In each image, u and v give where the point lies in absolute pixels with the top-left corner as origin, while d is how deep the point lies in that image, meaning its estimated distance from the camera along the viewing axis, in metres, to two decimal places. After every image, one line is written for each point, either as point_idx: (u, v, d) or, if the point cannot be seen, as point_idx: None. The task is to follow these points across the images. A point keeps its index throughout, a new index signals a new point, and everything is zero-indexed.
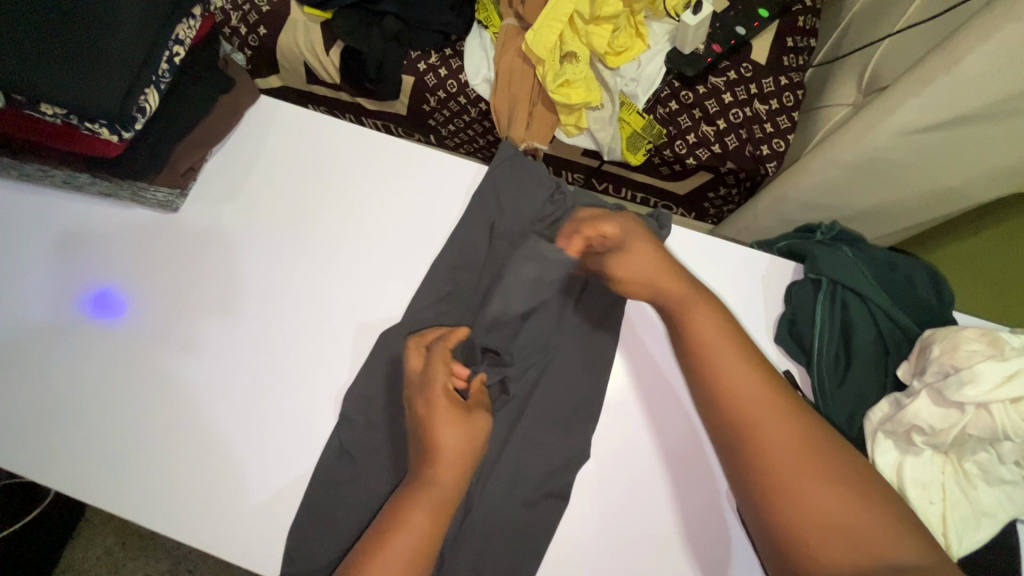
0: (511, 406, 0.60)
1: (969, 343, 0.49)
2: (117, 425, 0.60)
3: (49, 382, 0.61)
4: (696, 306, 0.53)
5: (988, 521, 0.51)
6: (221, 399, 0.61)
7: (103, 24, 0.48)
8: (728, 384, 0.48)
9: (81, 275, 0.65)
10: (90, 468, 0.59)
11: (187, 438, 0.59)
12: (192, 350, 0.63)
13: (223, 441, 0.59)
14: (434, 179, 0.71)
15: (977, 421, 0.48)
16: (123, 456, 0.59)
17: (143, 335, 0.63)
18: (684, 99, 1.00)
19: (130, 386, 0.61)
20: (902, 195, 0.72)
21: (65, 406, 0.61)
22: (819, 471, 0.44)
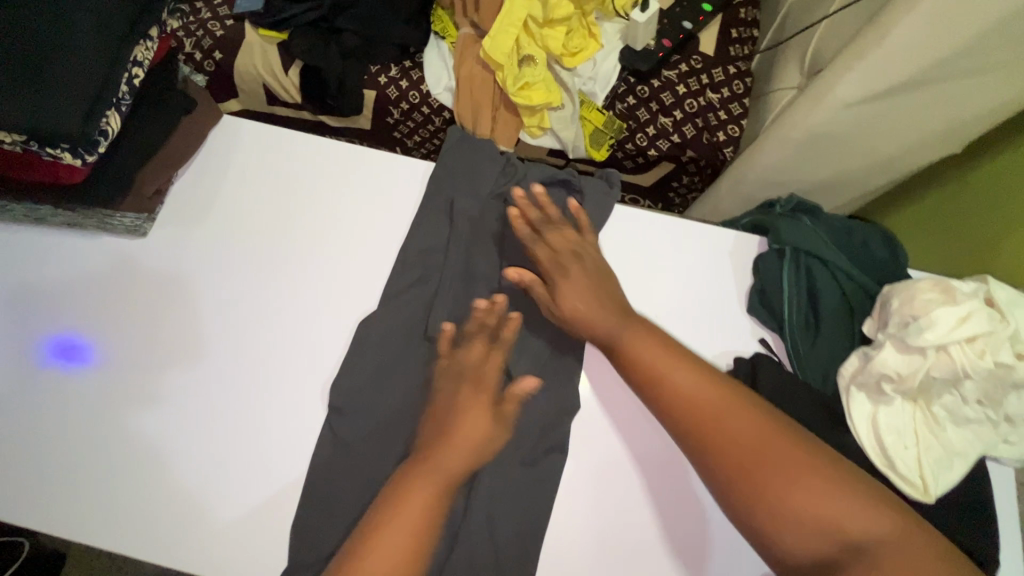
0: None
1: (925, 293, 0.52)
2: (97, 452, 0.58)
3: (10, 431, 0.59)
4: (639, 328, 0.56)
5: (959, 459, 0.54)
6: (200, 419, 0.60)
7: (57, 49, 0.48)
8: (729, 433, 0.49)
9: (51, 305, 0.63)
10: (72, 497, 0.57)
11: (168, 463, 0.58)
12: (165, 375, 0.61)
13: (206, 462, 0.58)
14: (405, 186, 0.71)
15: (939, 364, 0.50)
16: (100, 491, 0.57)
17: (105, 371, 0.61)
18: (640, 92, 1.03)
19: (101, 419, 0.60)
20: (849, 165, 0.76)
21: (34, 449, 0.59)
22: (779, 456, 0.47)
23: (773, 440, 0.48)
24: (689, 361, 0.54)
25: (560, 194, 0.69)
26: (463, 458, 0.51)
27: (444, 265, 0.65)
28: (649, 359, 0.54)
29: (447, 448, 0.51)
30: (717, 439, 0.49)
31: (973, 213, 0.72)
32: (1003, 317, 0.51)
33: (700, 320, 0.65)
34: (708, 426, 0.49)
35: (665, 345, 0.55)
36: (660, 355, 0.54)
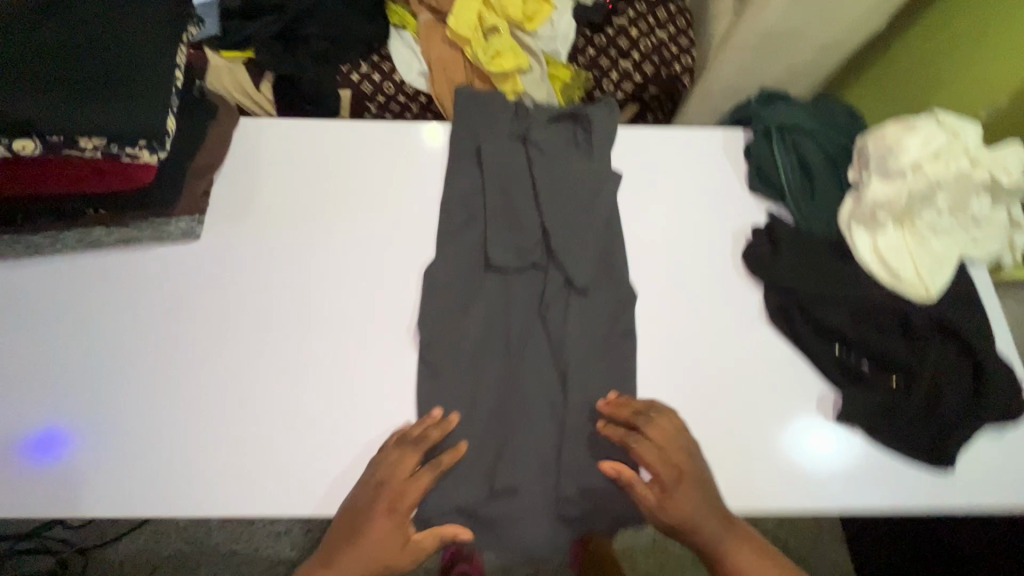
0: (560, 305, 0.67)
1: (892, 131, 0.64)
2: (208, 433, 0.63)
3: (115, 445, 0.62)
4: (644, 447, 0.58)
5: (946, 260, 0.66)
6: (297, 386, 0.65)
7: (126, 58, 0.53)
8: (727, 549, 0.56)
9: (123, 316, 0.66)
10: (194, 477, 0.61)
11: (278, 430, 0.63)
12: (248, 359, 0.66)
13: (314, 420, 0.64)
14: (424, 149, 0.77)
15: (918, 182, 0.62)
16: (220, 472, 0.61)
17: (183, 376, 0.65)
18: (597, 43, 1.14)
19: (198, 413, 0.63)
20: (797, 61, 0.88)
21: (137, 460, 0.61)
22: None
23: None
24: (712, 494, 0.58)
25: (569, 128, 0.76)
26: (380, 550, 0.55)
27: (484, 217, 0.71)
28: (689, 507, 0.56)
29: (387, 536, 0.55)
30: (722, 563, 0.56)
31: (903, 77, 0.86)
32: (954, 133, 0.62)
33: (714, 207, 0.74)
34: (707, 551, 0.56)
35: (670, 455, 0.58)
36: (700, 512, 0.57)
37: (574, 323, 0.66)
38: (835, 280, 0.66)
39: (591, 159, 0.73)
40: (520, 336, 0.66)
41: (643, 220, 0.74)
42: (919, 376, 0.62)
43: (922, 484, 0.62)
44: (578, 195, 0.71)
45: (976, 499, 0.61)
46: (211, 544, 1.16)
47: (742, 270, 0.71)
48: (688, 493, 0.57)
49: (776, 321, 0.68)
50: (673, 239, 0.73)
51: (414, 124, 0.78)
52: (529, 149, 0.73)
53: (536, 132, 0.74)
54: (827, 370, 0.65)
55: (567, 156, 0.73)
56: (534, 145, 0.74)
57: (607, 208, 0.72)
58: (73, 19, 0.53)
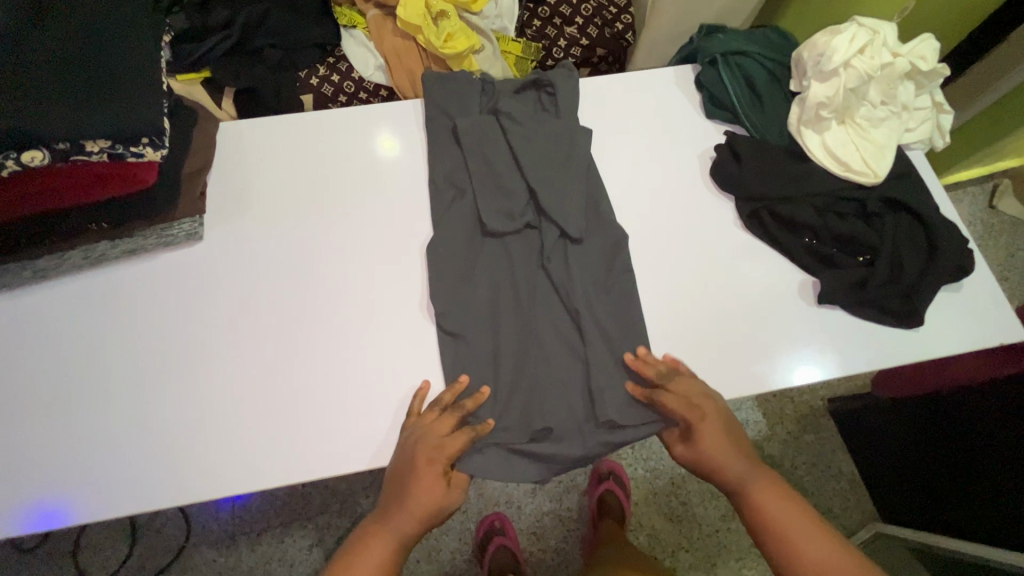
0: (559, 256, 0.72)
1: (821, 37, 0.71)
2: (248, 418, 0.66)
3: (160, 443, 0.64)
4: (670, 392, 0.64)
5: (887, 147, 0.73)
6: (317, 360, 0.68)
7: (114, 62, 0.55)
8: (733, 473, 0.64)
9: (142, 324, 0.68)
10: (243, 459, 0.64)
11: (310, 404, 0.66)
12: (263, 345, 0.69)
13: (339, 390, 0.67)
14: (402, 126, 0.81)
15: (851, 77, 0.69)
16: (264, 451, 0.64)
17: (201, 371, 0.67)
18: (543, 14, 1.20)
19: (234, 401, 0.66)
20: (727, 0, 0.96)
21: (177, 456, 0.63)
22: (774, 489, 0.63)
23: (772, 492, 0.62)
24: (730, 426, 0.66)
25: (534, 95, 0.81)
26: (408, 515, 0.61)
27: (470, 181, 0.76)
28: (708, 440, 0.64)
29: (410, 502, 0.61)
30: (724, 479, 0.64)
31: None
32: (874, 31, 0.70)
33: (677, 137, 0.81)
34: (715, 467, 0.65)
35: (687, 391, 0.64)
36: (717, 445, 0.64)
37: (575, 268, 0.71)
38: (795, 180, 0.74)
39: (561, 118, 0.78)
40: (525, 276, 0.71)
41: (616, 160, 0.80)
42: (882, 249, 0.70)
43: (900, 342, 0.70)
44: (554, 145, 0.76)
45: (947, 349, 0.69)
46: (247, 567, 1.17)
47: (713, 187, 0.78)
48: (711, 433, 0.64)
49: (750, 227, 0.75)
50: (645, 171, 0.79)
51: (386, 105, 0.82)
52: (502, 118, 0.77)
53: (504, 100, 0.78)
54: (802, 261, 0.72)
55: (539, 118, 0.78)
56: (506, 105, 0.78)
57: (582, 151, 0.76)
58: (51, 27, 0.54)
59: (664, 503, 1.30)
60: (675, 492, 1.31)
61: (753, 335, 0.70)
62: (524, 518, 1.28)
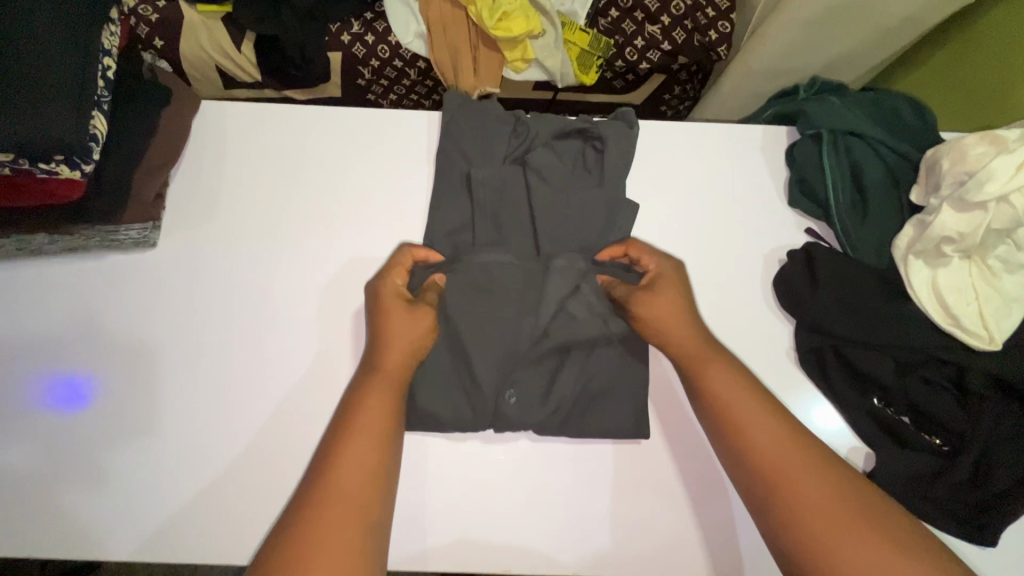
0: (555, 364, 0.59)
1: (974, 148, 0.52)
2: (163, 472, 0.56)
3: (62, 481, 0.56)
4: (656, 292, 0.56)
5: (1018, 304, 0.55)
6: (271, 408, 0.58)
7: (25, 54, 0.43)
8: (708, 376, 0.52)
9: (72, 334, 0.60)
10: (148, 519, 0.55)
11: (234, 472, 0.57)
12: (245, 351, 0.60)
13: (270, 462, 0.57)
14: (410, 143, 0.67)
15: (1000, 215, 0.51)
16: (174, 515, 0.56)
17: (192, 347, 0.60)
18: (623, 4, 0.98)
19: (151, 448, 0.57)
20: (859, 38, 0.76)
21: (79, 499, 0.56)
22: (760, 412, 0.49)
23: (758, 418, 0.49)
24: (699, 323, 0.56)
25: (576, 146, 0.66)
26: (379, 409, 0.49)
27: (474, 237, 0.62)
28: (675, 333, 0.55)
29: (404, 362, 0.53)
30: (703, 393, 0.52)
31: (992, 52, 0.73)
32: None
33: (744, 220, 0.64)
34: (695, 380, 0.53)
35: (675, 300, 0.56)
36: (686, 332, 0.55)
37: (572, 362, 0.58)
38: (883, 320, 0.56)
39: (602, 186, 0.63)
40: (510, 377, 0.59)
41: (660, 237, 0.64)
42: (969, 444, 0.53)
43: None
44: (589, 212, 0.62)
45: None
46: None
47: (773, 300, 0.62)
48: (664, 313, 0.55)
49: (806, 365, 0.59)
50: (694, 257, 0.63)
51: (398, 113, 0.68)
52: (527, 172, 0.63)
53: (537, 150, 0.64)
54: (859, 425, 0.57)
55: (574, 183, 0.63)
56: (539, 152, 0.64)
57: (618, 226, 0.62)
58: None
59: None
60: None
61: None
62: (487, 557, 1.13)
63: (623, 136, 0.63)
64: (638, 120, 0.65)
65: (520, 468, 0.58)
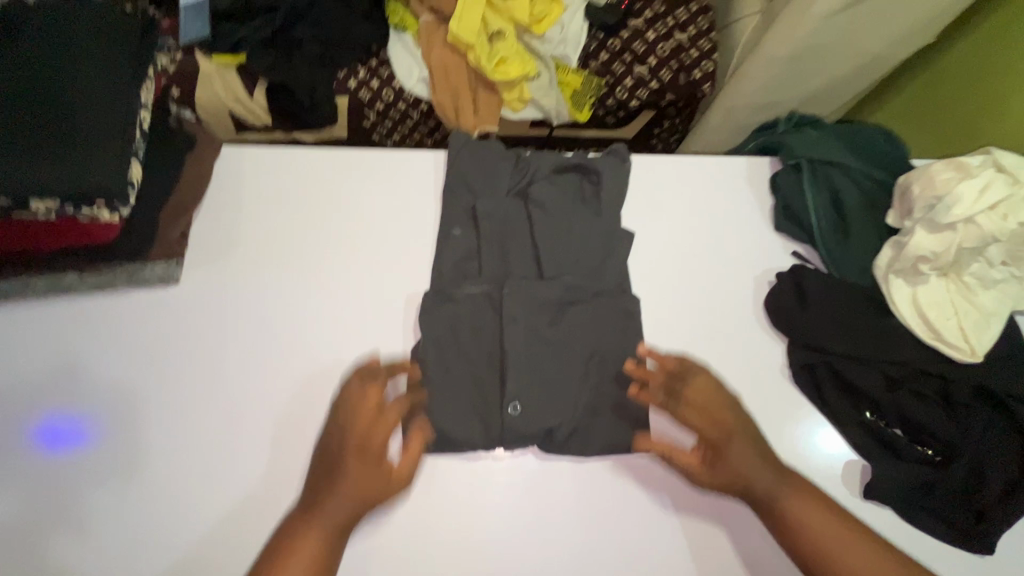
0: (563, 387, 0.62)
1: (942, 174, 0.57)
2: (177, 502, 0.58)
3: (75, 515, 0.58)
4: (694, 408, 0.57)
5: (995, 318, 0.59)
6: (279, 442, 0.61)
7: (76, 112, 0.47)
8: (748, 481, 0.55)
9: (84, 372, 0.62)
10: (162, 548, 0.57)
11: (252, 500, 0.59)
12: (246, 396, 0.62)
13: (287, 487, 0.59)
14: (420, 180, 0.71)
15: (970, 236, 0.55)
16: (191, 542, 0.57)
17: (191, 390, 0.62)
18: (612, 46, 1.05)
19: (167, 478, 0.59)
20: (832, 75, 0.82)
21: (93, 532, 0.57)
22: (809, 499, 0.54)
23: (811, 504, 0.54)
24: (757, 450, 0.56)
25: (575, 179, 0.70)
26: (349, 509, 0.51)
27: (481, 267, 0.66)
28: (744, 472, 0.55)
29: (366, 462, 0.53)
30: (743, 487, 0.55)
31: (956, 85, 0.79)
32: (1015, 179, 0.55)
33: (734, 245, 0.68)
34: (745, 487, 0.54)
35: (721, 412, 0.57)
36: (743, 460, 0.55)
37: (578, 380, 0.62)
38: (871, 336, 0.60)
39: (599, 218, 0.67)
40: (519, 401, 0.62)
41: (656, 264, 0.68)
42: (959, 454, 0.56)
43: (953, 567, 0.57)
44: (589, 241, 0.66)
45: None
46: None
47: (764, 320, 0.65)
48: (741, 455, 0.55)
49: (801, 381, 0.62)
50: (689, 281, 0.67)
51: (406, 154, 0.72)
52: (530, 206, 0.67)
53: (538, 185, 0.68)
54: (853, 436, 0.60)
55: (573, 214, 0.67)
56: (539, 189, 0.68)
57: (616, 253, 0.66)
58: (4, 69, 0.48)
59: None
60: None
61: None
62: None
63: (618, 171, 0.69)
64: (629, 154, 0.70)
65: (531, 487, 0.59)
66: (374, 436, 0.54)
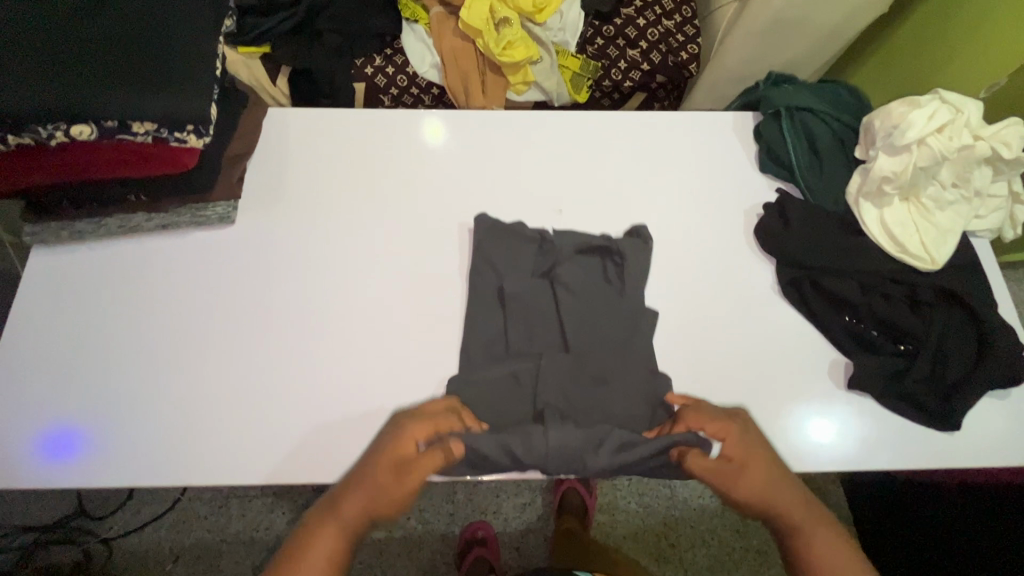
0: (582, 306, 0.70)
1: (898, 108, 0.67)
2: (215, 437, 0.64)
3: (106, 477, 0.62)
4: (743, 440, 0.59)
5: (949, 231, 0.69)
6: (289, 422, 0.65)
7: (170, 50, 0.56)
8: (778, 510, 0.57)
9: (98, 351, 0.67)
10: (210, 477, 0.62)
11: (308, 408, 0.65)
12: (243, 399, 0.66)
13: (339, 396, 0.66)
14: (447, 136, 0.81)
15: (923, 156, 0.65)
16: (248, 454, 0.63)
17: (187, 402, 0.65)
18: (606, 33, 1.17)
19: (206, 415, 0.65)
20: (804, 46, 0.93)
21: (128, 487, 0.62)
22: (828, 528, 0.56)
23: (823, 538, 0.55)
24: (788, 483, 0.58)
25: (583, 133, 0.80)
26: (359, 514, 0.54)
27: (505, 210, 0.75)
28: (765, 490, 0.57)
29: (384, 471, 0.55)
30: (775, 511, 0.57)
31: (909, 52, 0.91)
32: (957, 109, 0.65)
33: (725, 186, 0.78)
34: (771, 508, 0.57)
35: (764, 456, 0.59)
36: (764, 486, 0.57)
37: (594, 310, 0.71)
38: (845, 249, 0.69)
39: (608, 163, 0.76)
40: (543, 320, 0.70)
41: (658, 204, 0.77)
42: (926, 344, 0.65)
43: (929, 446, 0.65)
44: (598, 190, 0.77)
45: (977, 458, 0.65)
46: (233, 532, 1.18)
47: (755, 246, 0.75)
48: (744, 446, 0.59)
49: (788, 295, 0.71)
50: (685, 216, 0.76)
51: (434, 116, 0.82)
52: (557, 285, 0.71)
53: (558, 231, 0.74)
54: (835, 337, 0.68)
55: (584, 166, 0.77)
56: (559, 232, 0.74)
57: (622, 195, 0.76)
58: (103, 9, 0.55)
59: (652, 541, 1.22)
60: (666, 533, 1.23)
61: (774, 409, 0.66)
62: (509, 532, 1.21)
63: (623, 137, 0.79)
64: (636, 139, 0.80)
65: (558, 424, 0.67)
66: (407, 459, 0.55)
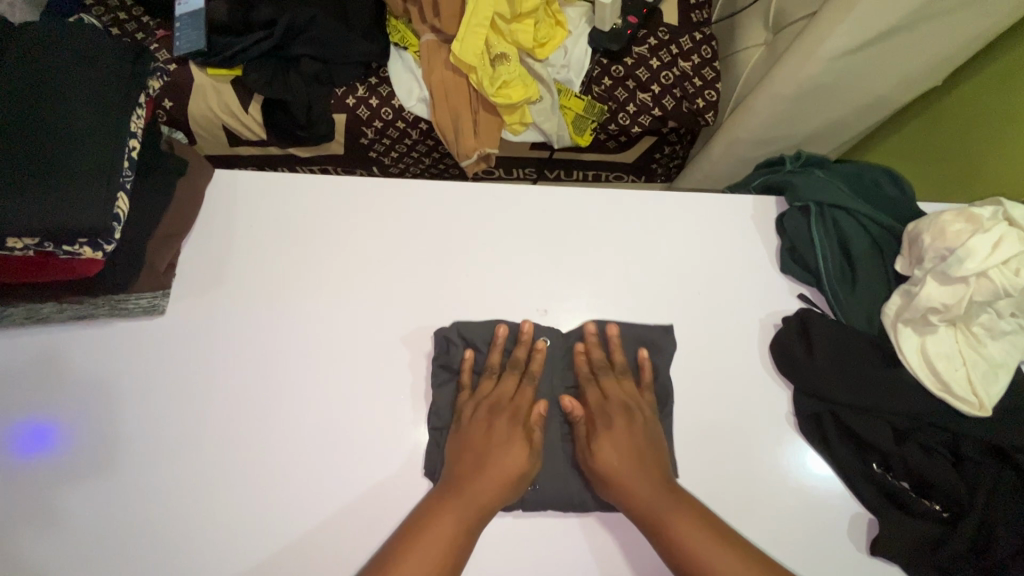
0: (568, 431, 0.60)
1: (952, 224, 0.56)
2: (196, 464, 0.58)
3: (77, 488, 0.57)
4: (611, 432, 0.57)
5: (1004, 370, 0.58)
6: (265, 481, 0.57)
7: (60, 146, 0.45)
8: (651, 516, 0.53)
9: (90, 343, 0.61)
10: (183, 510, 0.56)
11: (273, 491, 0.57)
12: (193, 462, 0.58)
13: (310, 481, 0.58)
14: (423, 210, 0.69)
15: (982, 288, 0.54)
16: (224, 499, 0.57)
17: (144, 444, 0.58)
18: (616, 73, 1.04)
19: (189, 437, 0.59)
20: (839, 113, 0.81)
21: (99, 501, 0.56)
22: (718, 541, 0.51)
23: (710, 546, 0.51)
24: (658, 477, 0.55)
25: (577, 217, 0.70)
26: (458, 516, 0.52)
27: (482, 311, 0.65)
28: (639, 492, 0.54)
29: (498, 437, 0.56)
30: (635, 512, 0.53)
31: (960, 126, 0.79)
32: None
33: (741, 287, 0.67)
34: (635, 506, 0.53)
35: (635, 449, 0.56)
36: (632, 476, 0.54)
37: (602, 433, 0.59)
38: (879, 385, 0.58)
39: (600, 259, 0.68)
40: None
41: (661, 307, 0.66)
42: (967, 512, 0.54)
43: None
44: (591, 289, 0.67)
45: None
46: None
47: (770, 364, 0.64)
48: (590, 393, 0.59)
49: (806, 429, 0.61)
50: (693, 322, 0.65)
51: (406, 184, 0.70)
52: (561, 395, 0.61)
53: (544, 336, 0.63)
54: (860, 490, 0.58)
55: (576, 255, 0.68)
56: (548, 330, 0.63)
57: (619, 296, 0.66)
58: None
59: None
60: None
61: None
62: None
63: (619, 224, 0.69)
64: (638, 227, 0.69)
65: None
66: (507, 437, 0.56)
